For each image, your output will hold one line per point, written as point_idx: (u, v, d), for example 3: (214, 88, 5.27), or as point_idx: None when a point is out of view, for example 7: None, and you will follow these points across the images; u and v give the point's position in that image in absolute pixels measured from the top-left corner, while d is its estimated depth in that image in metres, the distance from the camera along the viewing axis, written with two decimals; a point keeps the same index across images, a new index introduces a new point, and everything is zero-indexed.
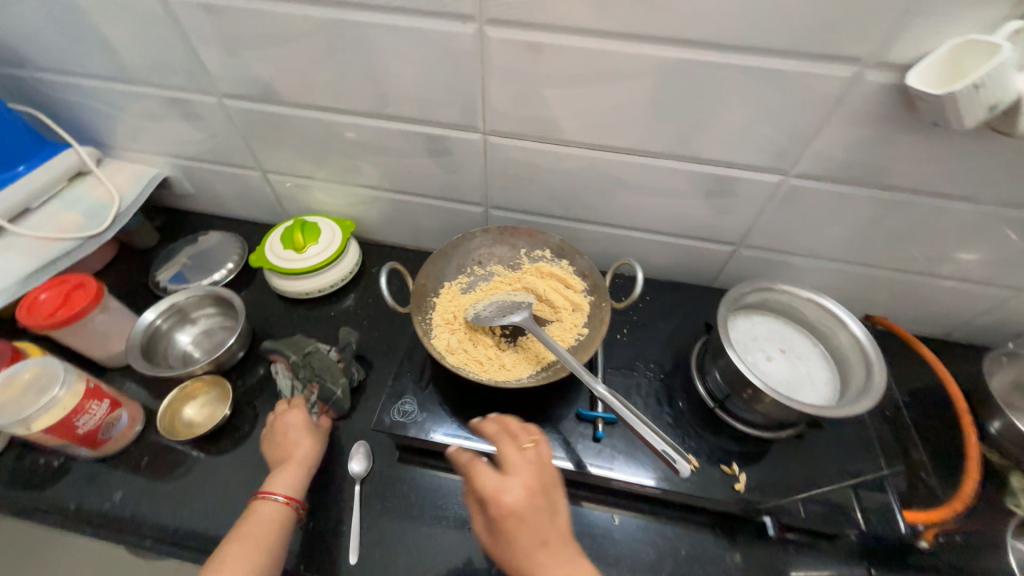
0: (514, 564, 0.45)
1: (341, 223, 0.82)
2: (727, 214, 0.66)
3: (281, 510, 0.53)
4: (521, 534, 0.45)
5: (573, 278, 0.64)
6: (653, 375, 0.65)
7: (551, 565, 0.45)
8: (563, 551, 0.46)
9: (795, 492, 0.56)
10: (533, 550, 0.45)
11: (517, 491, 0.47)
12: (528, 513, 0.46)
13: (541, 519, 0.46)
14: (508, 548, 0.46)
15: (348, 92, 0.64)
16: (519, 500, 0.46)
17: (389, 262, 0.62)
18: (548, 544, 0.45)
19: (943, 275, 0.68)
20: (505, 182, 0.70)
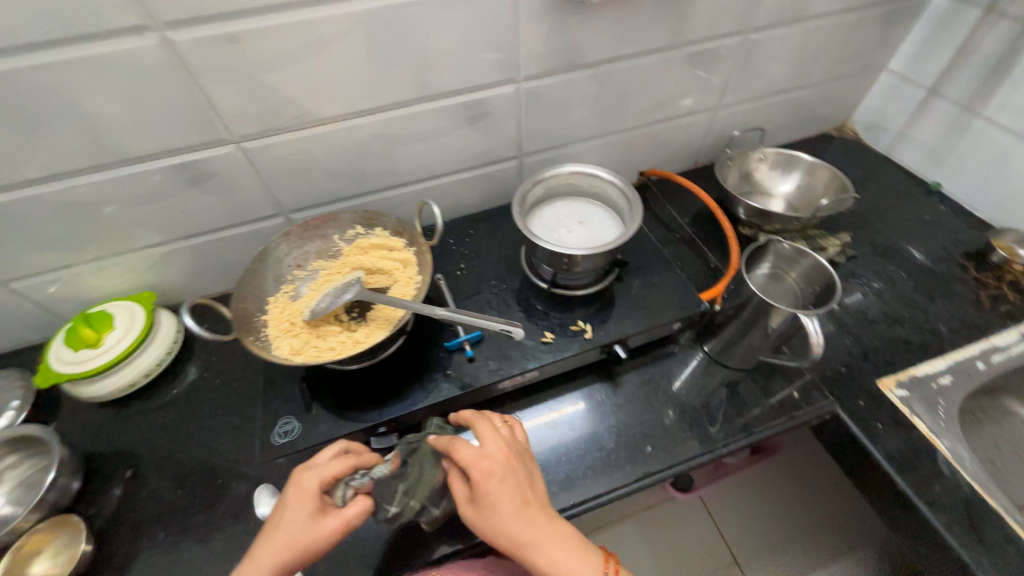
0: (496, 528, 0.47)
1: (137, 297, 0.73)
2: (495, 132, 0.74)
3: None
4: (504, 496, 0.47)
5: (392, 239, 0.67)
6: (497, 288, 0.72)
7: (532, 522, 0.47)
8: (542, 509, 0.49)
9: (631, 320, 0.68)
10: (516, 510, 0.47)
11: (496, 460, 0.49)
12: (507, 479, 0.48)
13: (518, 484, 0.49)
14: (489, 512, 0.47)
15: (55, 151, 0.56)
16: (498, 468, 0.49)
17: (188, 304, 0.62)
18: (528, 505, 0.48)
19: (666, 118, 0.86)
20: (287, 182, 0.69)
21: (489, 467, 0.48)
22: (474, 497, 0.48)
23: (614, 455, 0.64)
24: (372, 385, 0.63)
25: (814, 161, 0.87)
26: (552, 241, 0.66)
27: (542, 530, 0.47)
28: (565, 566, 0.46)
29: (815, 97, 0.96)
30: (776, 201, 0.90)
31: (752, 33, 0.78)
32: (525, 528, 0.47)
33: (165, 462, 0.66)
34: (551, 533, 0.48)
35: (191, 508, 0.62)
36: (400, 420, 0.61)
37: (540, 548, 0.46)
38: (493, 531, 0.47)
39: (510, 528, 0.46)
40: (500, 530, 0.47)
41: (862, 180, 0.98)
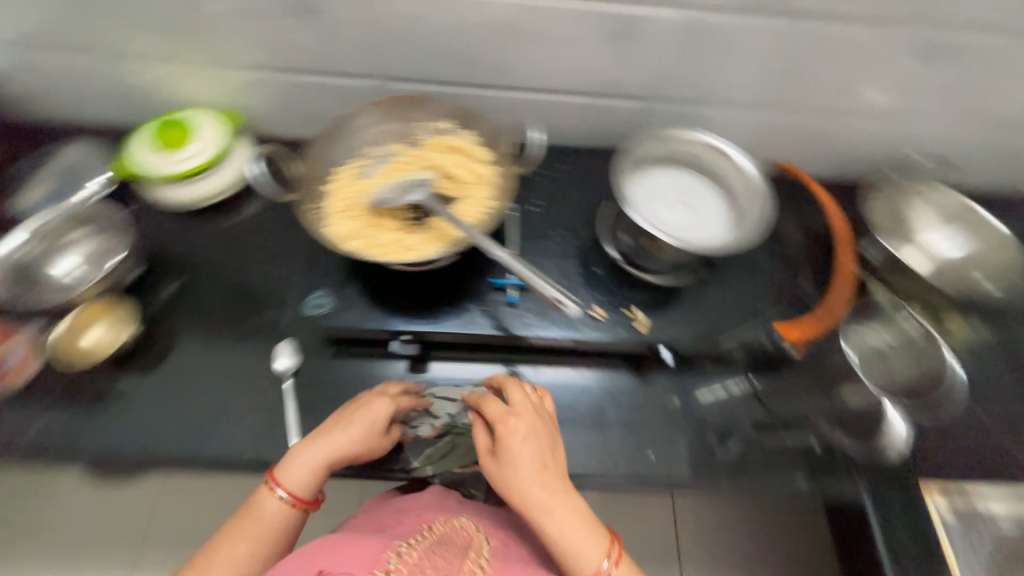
0: (512, 485, 0.48)
1: (219, 113, 0.72)
2: (635, 60, 0.62)
3: (285, 510, 0.50)
4: (524, 456, 0.48)
5: (478, 149, 0.61)
6: (565, 241, 0.66)
7: (547, 487, 0.48)
8: (558, 480, 0.49)
9: (685, 328, 0.63)
10: (533, 474, 0.48)
11: (524, 420, 0.50)
12: (532, 440, 0.49)
13: (541, 449, 0.49)
14: (506, 467, 0.48)
15: None
16: (524, 427, 0.50)
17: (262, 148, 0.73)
18: (547, 472, 0.49)
19: (841, 111, 0.69)
20: (393, 44, 0.62)
21: (517, 424, 0.49)
22: (495, 448, 0.50)
23: (616, 449, 0.59)
24: (411, 293, 0.63)
25: (1003, 231, 0.67)
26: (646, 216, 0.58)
27: (555, 498, 0.48)
28: (571, 537, 0.47)
29: None
30: (921, 253, 0.69)
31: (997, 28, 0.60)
32: (538, 492, 0.47)
33: (207, 282, 0.69)
34: (563, 503, 0.48)
35: (218, 332, 0.66)
36: (428, 336, 0.61)
37: (549, 514, 0.47)
38: (508, 486, 0.48)
39: (524, 488, 0.47)
40: (515, 487, 0.48)
41: None
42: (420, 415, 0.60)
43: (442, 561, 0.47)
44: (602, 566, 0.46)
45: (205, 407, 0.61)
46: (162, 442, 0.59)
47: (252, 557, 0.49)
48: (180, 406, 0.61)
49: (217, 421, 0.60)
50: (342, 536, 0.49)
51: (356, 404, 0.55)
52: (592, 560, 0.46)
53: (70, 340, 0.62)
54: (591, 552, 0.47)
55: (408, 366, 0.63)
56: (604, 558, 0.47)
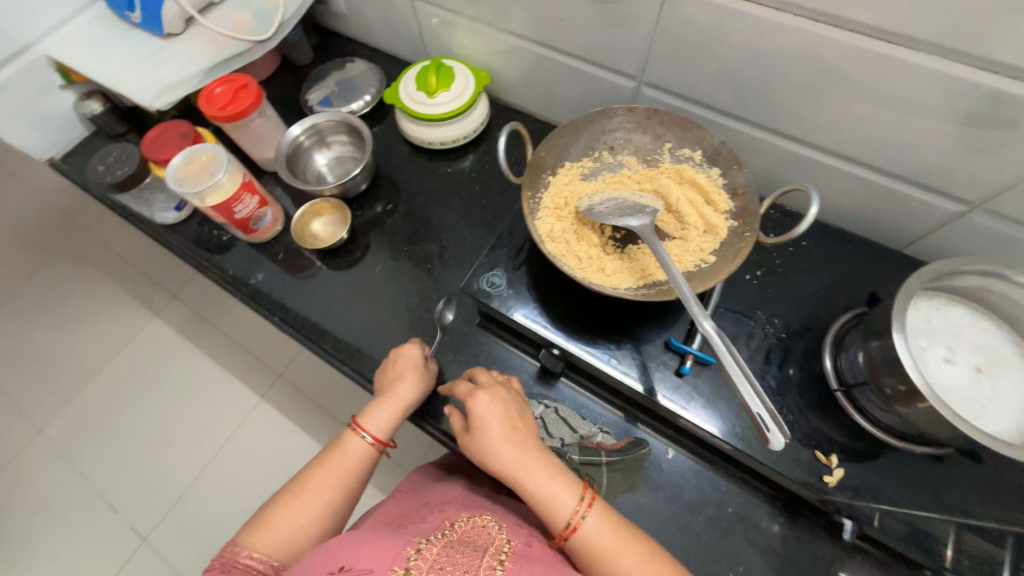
0: (481, 453, 0.46)
1: (476, 72, 0.76)
2: (984, 158, 0.46)
3: (367, 449, 0.53)
4: (486, 425, 0.46)
5: (718, 193, 0.53)
6: (772, 332, 0.55)
7: (518, 445, 0.45)
8: (525, 441, 0.46)
9: (897, 511, 0.46)
10: (499, 441, 0.45)
11: (487, 391, 0.49)
12: (497, 410, 0.47)
13: (503, 416, 0.47)
14: (475, 438, 0.46)
15: None
16: (488, 396, 0.48)
17: (513, 124, 0.58)
18: (512, 439, 0.46)
19: None
20: (674, 52, 0.55)
21: (482, 394, 0.48)
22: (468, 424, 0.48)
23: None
24: (580, 308, 0.59)
25: None
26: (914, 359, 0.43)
27: (528, 455, 0.45)
28: (547, 487, 0.44)
29: None
30: None
31: None
32: (502, 456, 0.45)
33: (409, 216, 0.76)
34: (532, 458, 0.45)
35: (400, 263, 0.72)
36: (574, 359, 0.58)
37: (525, 471, 0.44)
38: (483, 454, 0.46)
39: (492, 453, 0.45)
40: (488, 453, 0.45)
41: None
42: None
43: (461, 556, 0.41)
44: (577, 511, 0.43)
45: (366, 322, 0.69)
46: (328, 333, 0.69)
47: (341, 485, 0.51)
48: (351, 311, 0.70)
49: (370, 338, 0.68)
50: (365, 531, 0.44)
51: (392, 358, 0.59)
52: (566, 506, 0.43)
53: (306, 235, 0.74)
54: (565, 499, 0.43)
55: (539, 372, 0.62)
56: (577, 501, 0.43)
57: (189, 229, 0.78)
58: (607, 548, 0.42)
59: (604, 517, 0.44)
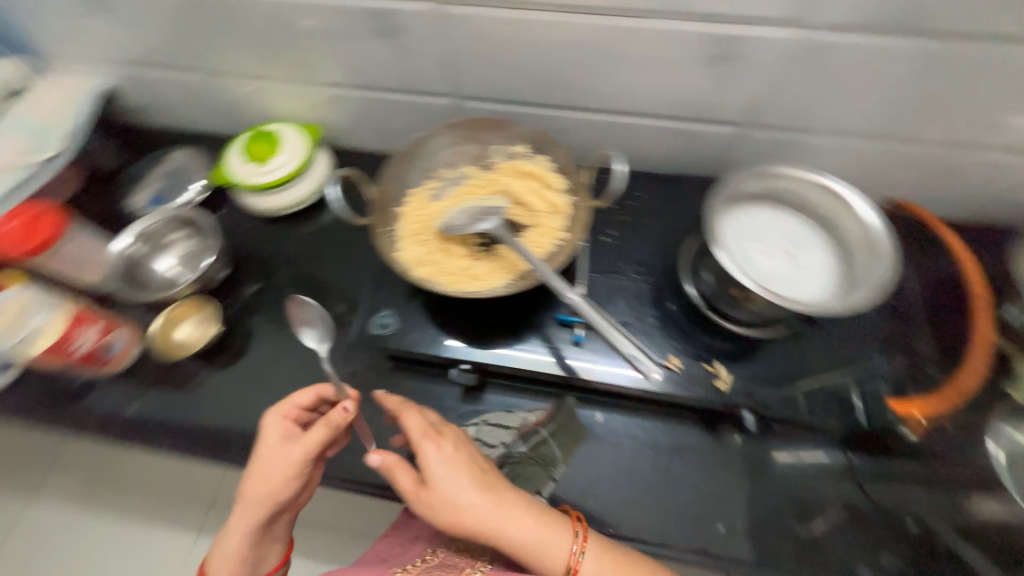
0: (454, 514, 0.43)
1: (304, 128, 0.75)
2: (732, 86, 0.56)
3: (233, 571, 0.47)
4: (459, 484, 0.43)
5: (553, 176, 0.58)
6: (639, 277, 0.61)
7: (492, 495, 0.44)
8: (503, 489, 0.45)
9: (778, 385, 0.56)
10: (476, 497, 0.43)
11: (453, 446, 0.46)
12: (463, 464, 0.45)
13: (476, 471, 0.45)
14: (444, 500, 0.43)
15: None
16: (455, 453, 0.45)
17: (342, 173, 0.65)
18: (488, 490, 0.44)
19: (994, 147, 0.58)
20: (473, 65, 0.60)
21: (444, 445, 0.45)
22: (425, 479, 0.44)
23: (685, 512, 0.53)
24: (475, 319, 0.61)
25: None
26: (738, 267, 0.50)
27: (506, 504, 0.44)
28: (533, 533, 0.43)
29: None
30: None
31: None
32: (482, 511, 0.43)
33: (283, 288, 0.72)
34: (517, 506, 0.44)
35: (288, 338, 0.68)
36: (488, 366, 0.59)
37: (505, 521, 0.43)
38: (449, 511, 0.43)
39: (470, 512, 0.42)
40: (456, 510, 0.43)
41: None
42: None
43: None
44: (574, 552, 0.43)
45: (270, 411, 0.63)
46: (229, 439, 0.62)
47: None
48: (250, 405, 0.64)
49: None
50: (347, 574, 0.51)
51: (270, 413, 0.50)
52: (561, 549, 0.43)
53: (177, 348, 0.67)
54: (556, 539, 0.44)
55: (463, 392, 0.60)
56: (571, 540, 0.44)
57: (19, 389, 0.66)
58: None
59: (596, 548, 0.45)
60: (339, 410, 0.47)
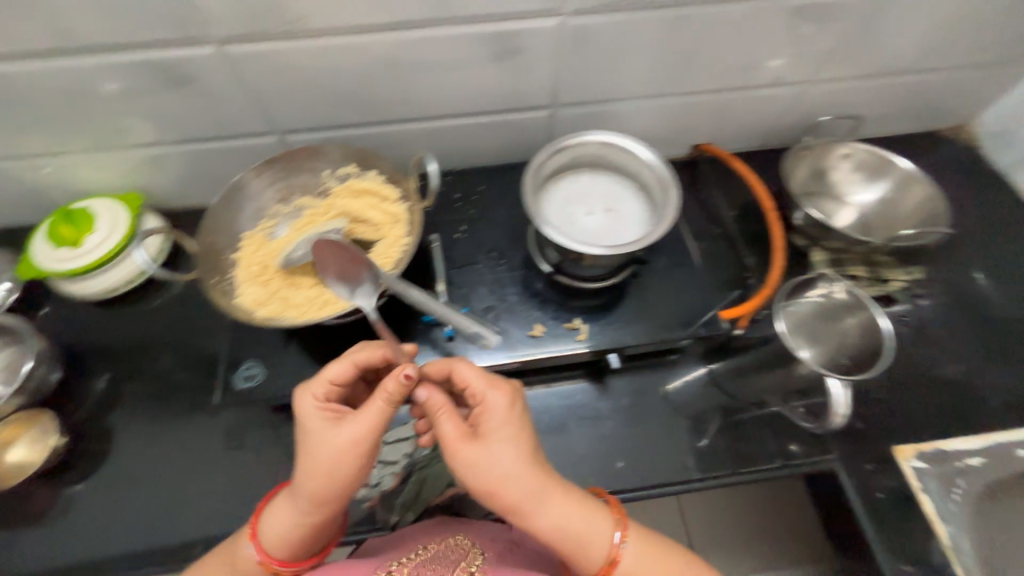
0: (496, 486, 0.42)
1: (124, 197, 0.69)
2: (526, 73, 0.62)
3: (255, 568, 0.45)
4: (510, 462, 0.42)
5: (386, 188, 0.59)
6: (495, 264, 0.64)
7: (539, 478, 0.43)
8: (550, 476, 0.44)
9: (635, 325, 0.62)
10: (520, 475, 0.42)
11: (521, 419, 0.44)
12: (518, 445, 0.43)
13: (529, 452, 0.43)
14: (487, 472, 0.42)
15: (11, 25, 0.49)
16: (513, 431, 0.43)
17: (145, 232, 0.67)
18: (535, 470, 0.43)
19: (746, 86, 0.70)
20: (281, 98, 0.60)
21: (496, 398, 0.44)
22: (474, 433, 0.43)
23: (583, 463, 0.59)
24: (347, 344, 0.60)
25: (914, 169, 0.71)
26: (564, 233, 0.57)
27: (552, 485, 0.43)
28: (575, 523, 0.43)
29: (936, 87, 0.77)
30: (847, 209, 0.76)
31: None
32: (528, 489, 0.42)
33: (141, 372, 0.66)
34: (565, 491, 0.44)
35: (157, 423, 0.62)
36: None
37: (539, 508, 0.43)
38: (491, 474, 0.42)
39: (517, 487, 0.42)
40: (498, 478, 0.42)
41: (956, 204, 0.82)
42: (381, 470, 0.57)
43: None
44: (617, 543, 0.44)
45: (150, 506, 0.58)
46: (112, 552, 0.56)
47: None
48: (129, 509, 0.58)
49: (164, 520, 0.57)
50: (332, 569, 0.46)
51: (302, 391, 0.45)
52: (604, 539, 0.44)
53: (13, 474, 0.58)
54: (598, 528, 0.44)
55: None
56: (615, 531, 0.44)
57: None
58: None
59: (634, 541, 0.45)
60: (400, 379, 0.41)
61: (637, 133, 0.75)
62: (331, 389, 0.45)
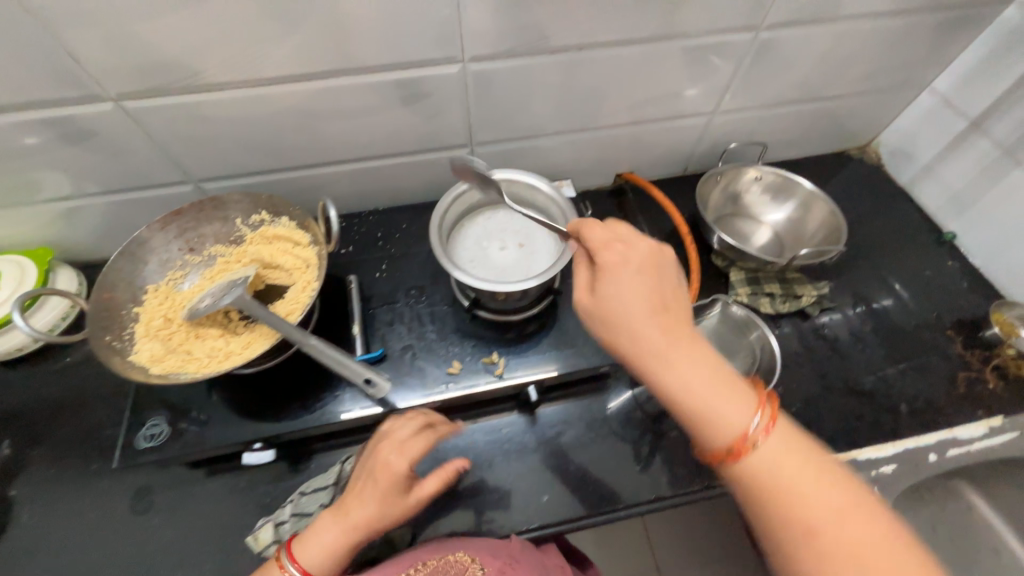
0: (647, 328, 0.42)
1: (32, 252, 0.68)
2: (437, 116, 0.64)
3: None
4: (662, 301, 0.43)
5: (299, 233, 0.59)
6: (414, 301, 0.65)
7: (666, 333, 0.42)
8: (694, 335, 0.43)
9: (554, 353, 0.62)
10: (670, 315, 0.43)
11: (647, 273, 0.43)
12: (670, 287, 0.44)
13: (682, 301, 0.44)
14: (639, 311, 0.42)
15: None
16: (647, 277, 0.43)
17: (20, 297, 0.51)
18: (677, 324, 0.43)
19: (654, 119, 0.74)
20: (191, 148, 0.60)
21: (613, 258, 0.44)
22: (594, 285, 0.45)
23: (511, 501, 0.58)
24: (260, 391, 0.59)
25: (815, 189, 0.76)
26: (473, 271, 0.59)
27: (674, 349, 0.41)
28: (697, 389, 0.40)
29: (834, 113, 0.82)
30: (761, 229, 0.80)
31: (764, 30, 0.63)
32: (660, 345, 0.41)
33: (47, 435, 0.63)
34: (686, 363, 0.41)
35: (61, 490, 0.59)
36: (279, 437, 0.57)
37: (667, 367, 0.41)
38: (618, 322, 0.43)
39: (665, 331, 0.42)
40: (624, 327, 0.42)
41: (863, 220, 0.87)
42: (294, 525, 0.53)
43: None
44: (754, 425, 0.39)
45: None
46: None
47: None
48: None
49: None
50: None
51: (389, 420, 0.53)
52: (734, 419, 0.40)
53: None
54: (726, 402, 0.40)
55: (289, 463, 0.60)
56: (755, 415, 0.40)
57: None
58: (787, 481, 0.38)
59: (779, 437, 0.40)
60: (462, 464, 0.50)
61: (558, 165, 0.78)
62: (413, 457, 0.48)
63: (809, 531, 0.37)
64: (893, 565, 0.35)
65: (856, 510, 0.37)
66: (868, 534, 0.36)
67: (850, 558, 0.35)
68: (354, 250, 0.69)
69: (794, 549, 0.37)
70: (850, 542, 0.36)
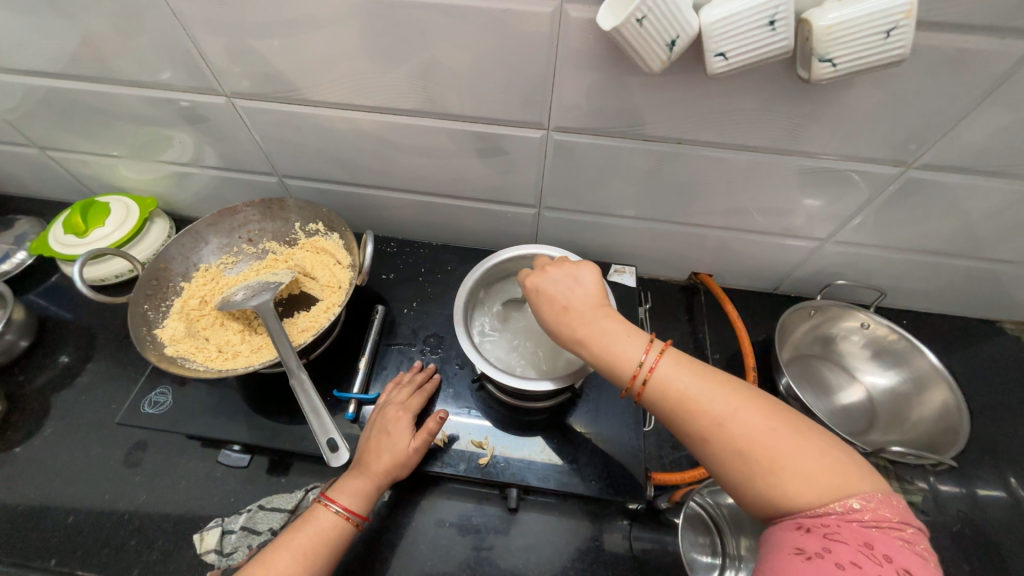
0: (560, 319, 0.43)
1: (142, 199, 0.75)
2: (510, 173, 0.61)
3: (338, 524, 0.47)
4: (563, 288, 0.44)
5: (343, 253, 0.59)
6: (429, 349, 0.63)
7: (580, 323, 0.42)
8: (602, 304, 0.43)
9: (549, 461, 0.55)
10: (576, 301, 0.43)
11: (556, 269, 0.46)
12: (573, 276, 0.45)
13: (585, 282, 0.44)
14: (551, 303, 0.44)
15: (53, 51, 0.56)
16: (558, 271, 0.45)
17: (86, 254, 0.58)
18: (582, 304, 0.43)
19: (748, 229, 0.64)
20: (280, 148, 0.64)
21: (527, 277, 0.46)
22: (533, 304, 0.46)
23: None
24: (259, 393, 0.59)
25: (940, 366, 0.61)
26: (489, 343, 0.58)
27: (587, 329, 0.42)
28: (611, 350, 0.40)
29: (990, 278, 0.65)
30: (853, 387, 0.66)
31: (915, 169, 0.51)
32: (574, 333, 0.42)
33: (90, 362, 0.70)
34: (593, 329, 0.41)
35: (81, 416, 0.65)
36: (256, 446, 0.57)
37: (584, 345, 0.41)
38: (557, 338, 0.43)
39: (570, 311, 0.43)
40: (560, 337, 0.43)
41: (996, 416, 0.68)
42: (238, 540, 0.55)
43: None
44: (646, 360, 0.39)
45: (31, 499, 0.59)
46: None
47: (305, 565, 0.45)
48: (16, 495, 0.59)
49: (41, 518, 0.58)
50: None
51: (389, 387, 0.57)
52: (630, 358, 0.39)
53: None
54: (629, 352, 0.40)
55: (270, 465, 0.60)
56: (644, 353, 0.39)
57: None
58: (687, 394, 0.37)
59: (677, 371, 0.39)
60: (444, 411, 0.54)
61: (625, 247, 0.72)
62: (408, 415, 0.53)
63: (719, 443, 0.35)
64: (796, 449, 0.34)
65: (751, 406, 0.36)
66: (765, 423, 0.35)
67: (754, 454, 0.34)
68: (395, 278, 0.70)
69: (716, 466, 0.36)
70: (753, 440, 0.35)
